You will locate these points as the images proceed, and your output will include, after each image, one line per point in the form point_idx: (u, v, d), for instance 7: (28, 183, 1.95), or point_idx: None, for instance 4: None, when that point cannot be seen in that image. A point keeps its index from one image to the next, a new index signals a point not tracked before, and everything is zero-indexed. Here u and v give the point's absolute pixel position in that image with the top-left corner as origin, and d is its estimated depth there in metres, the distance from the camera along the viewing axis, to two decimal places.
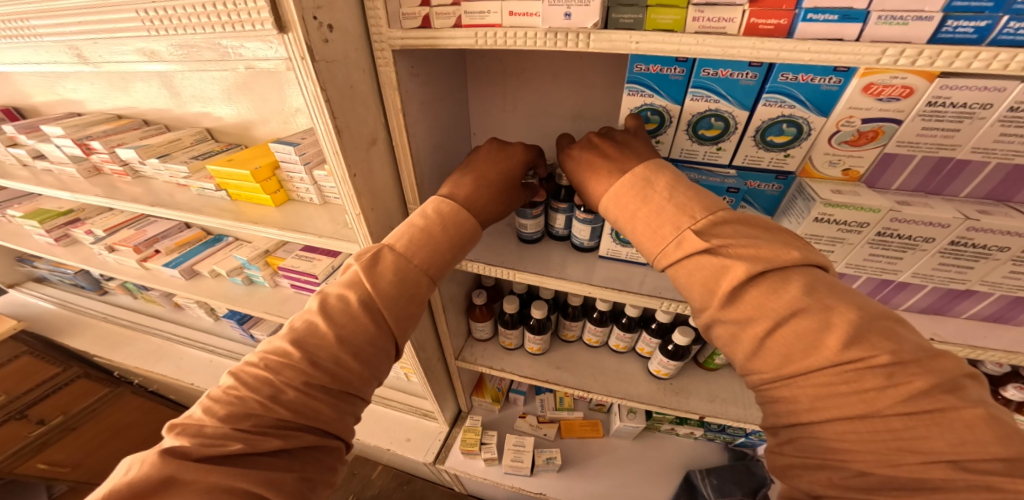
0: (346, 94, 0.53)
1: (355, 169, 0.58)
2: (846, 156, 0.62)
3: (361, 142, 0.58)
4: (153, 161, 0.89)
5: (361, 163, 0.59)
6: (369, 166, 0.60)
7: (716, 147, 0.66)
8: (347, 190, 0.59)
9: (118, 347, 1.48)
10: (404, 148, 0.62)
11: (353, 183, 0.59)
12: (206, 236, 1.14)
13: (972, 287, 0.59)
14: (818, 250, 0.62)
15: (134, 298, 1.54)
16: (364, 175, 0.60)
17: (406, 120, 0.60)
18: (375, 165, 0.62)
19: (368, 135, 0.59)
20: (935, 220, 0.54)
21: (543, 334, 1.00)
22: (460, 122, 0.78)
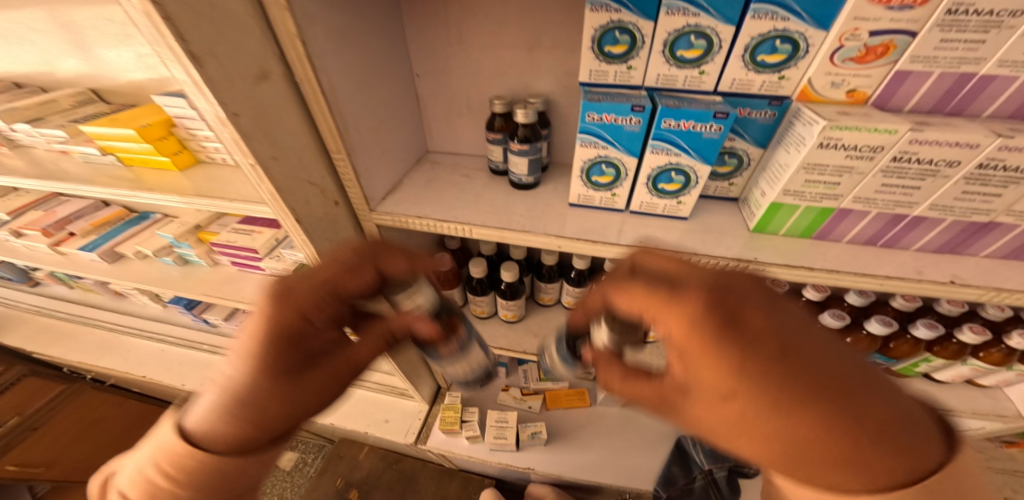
0: (206, 13, 0.37)
1: (239, 109, 0.42)
2: (851, 75, 0.50)
3: (245, 75, 0.41)
4: (22, 127, 0.76)
5: (248, 102, 0.42)
6: (263, 107, 0.44)
7: (698, 70, 0.55)
8: (234, 140, 0.43)
9: (60, 340, 1.48)
10: (313, 83, 0.47)
11: (241, 132, 0.42)
12: (128, 214, 1.05)
13: (997, 218, 0.50)
14: (821, 184, 0.52)
15: (70, 289, 1.47)
16: (258, 121, 0.44)
17: (309, 46, 0.45)
18: (274, 107, 0.46)
19: (254, 65, 0.42)
20: (961, 139, 0.44)
21: (517, 299, 0.92)
22: (393, 58, 0.65)
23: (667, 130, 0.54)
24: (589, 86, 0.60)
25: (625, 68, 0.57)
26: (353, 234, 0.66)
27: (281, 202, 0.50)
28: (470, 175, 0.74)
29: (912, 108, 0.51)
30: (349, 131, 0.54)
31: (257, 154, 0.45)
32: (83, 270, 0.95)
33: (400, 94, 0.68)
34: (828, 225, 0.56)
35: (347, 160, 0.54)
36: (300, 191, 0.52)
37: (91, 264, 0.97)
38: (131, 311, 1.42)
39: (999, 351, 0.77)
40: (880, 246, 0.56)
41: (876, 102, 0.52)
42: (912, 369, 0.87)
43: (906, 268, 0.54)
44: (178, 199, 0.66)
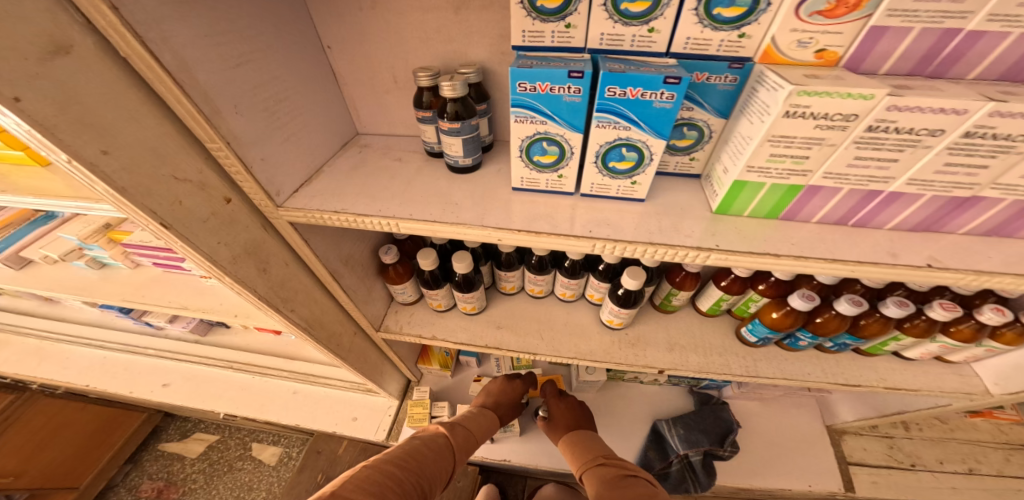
0: None
1: (20, 90, 0.33)
2: (820, 32, 0.43)
3: (26, 48, 0.32)
4: None
5: (38, 82, 0.33)
6: (68, 89, 0.35)
7: (648, 28, 0.46)
8: (28, 131, 0.34)
9: None
10: (143, 57, 0.38)
11: (36, 122, 0.34)
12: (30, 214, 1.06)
13: (980, 192, 0.44)
14: (787, 159, 0.44)
15: None
16: (63, 105, 0.35)
17: (122, 10, 0.35)
18: (89, 87, 0.37)
19: (39, 32, 0.33)
20: (946, 104, 0.37)
21: (474, 291, 0.85)
22: (285, 24, 0.54)
23: (612, 100, 0.46)
24: (524, 50, 0.51)
25: (563, 27, 0.48)
26: (262, 232, 0.58)
27: (129, 205, 0.42)
28: (403, 158, 0.66)
29: (888, 72, 0.44)
30: (222, 115, 0.45)
31: (73, 150, 0.36)
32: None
33: (303, 66, 0.58)
34: (795, 204, 0.50)
35: (226, 150, 0.46)
36: (160, 190, 0.44)
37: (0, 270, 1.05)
38: (66, 317, 1.41)
39: (969, 327, 0.75)
40: (852, 226, 0.51)
41: (848, 65, 0.45)
42: (881, 347, 0.85)
43: (879, 250, 0.48)
44: (34, 199, 0.59)
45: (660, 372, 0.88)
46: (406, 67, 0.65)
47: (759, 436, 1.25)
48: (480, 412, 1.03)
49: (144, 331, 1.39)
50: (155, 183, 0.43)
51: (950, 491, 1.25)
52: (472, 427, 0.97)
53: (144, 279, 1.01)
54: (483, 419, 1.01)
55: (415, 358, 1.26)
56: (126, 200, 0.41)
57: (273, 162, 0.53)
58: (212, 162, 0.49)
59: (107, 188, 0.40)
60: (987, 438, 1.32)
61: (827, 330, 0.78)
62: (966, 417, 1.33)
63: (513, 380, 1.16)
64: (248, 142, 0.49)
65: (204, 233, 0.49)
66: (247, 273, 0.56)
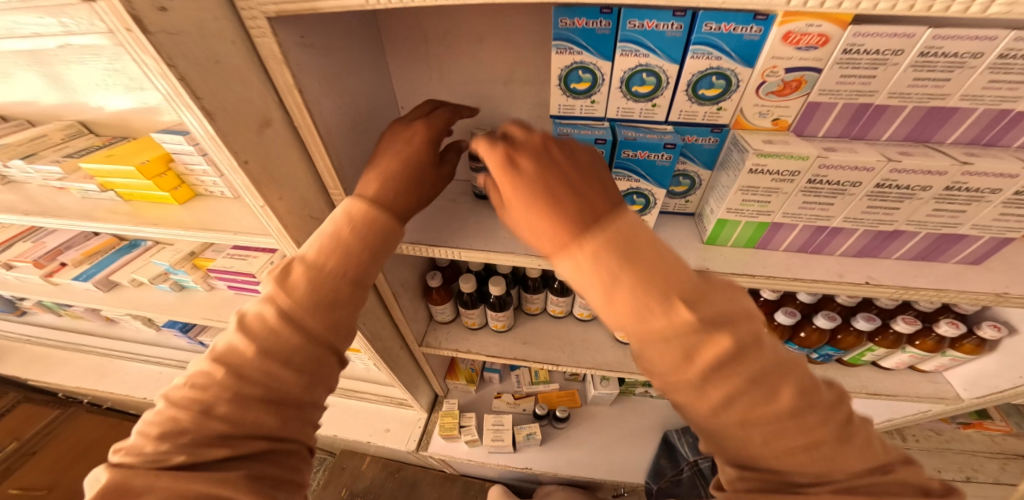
0: (210, 71, 0.43)
1: (248, 156, 0.49)
2: (774, 106, 0.60)
3: (250, 124, 0.49)
4: (17, 162, 0.83)
5: (255, 151, 0.50)
6: (267, 154, 0.52)
7: (651, 103, 0.64)
8: (246, 184, 0.51)
9: (53, 368, 1.61)
10: (310, 127, 0.54)
11: (251, 176, 0.50)
12: (116, 243, 1.23)
13: (899, 227, 0.60)
14: (754, 203, 0.61)
15: (59, 317, 1.60)
16: (263, 162, 0.52)
17: (304, 94, 0.52)
18: (277, 152, 0.53)
19: (257, 113, 0.49)
20: (859, 163, 0.54)
21: (505, 310, 1.00)
22: (378, 99, 0.72)
23: (626, 159, 0.63)
24: (559, 118, 0.68)
25: (589, 102, 0.66)
26: None
27: (288, 235, 0.59)
28: (456, 200, 0.83)
29: (825, 133, 0.63)
30: (344, 169, 0.62)
31: (265, 196, 0.53)
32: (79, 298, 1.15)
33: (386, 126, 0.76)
34: (765, 236, 0.65)
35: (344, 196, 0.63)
36: (303, 224, 0.61)
37: (88, 292, 1.16)
38: (125, 337, 1.55)
39: (932, 338, 0.88)
40: (809, 253, 0.66)
41: (796, 129, 0.63)
42: (860, 358, 0.97)
43: (829, 272, 0.63)
44: (178, 231, 0.74)
45: None
46: (461, 127, 0.83)
47: None
48: None
49: (194, 348, 1.53)
50: (301, 219, 0.60)
51: None
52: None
53: (217, 300, 1.15)
54: None
55: (444, 373, 1.38)
56: (286, 233, 0.59)
57: None
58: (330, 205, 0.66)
59: (277, 224, 0.57)
60: (980, 448, 1.40)
61: (810, 342, 0.91)
62: (959, 428, 1.42)
63: None
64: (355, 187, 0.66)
65: None
66: None
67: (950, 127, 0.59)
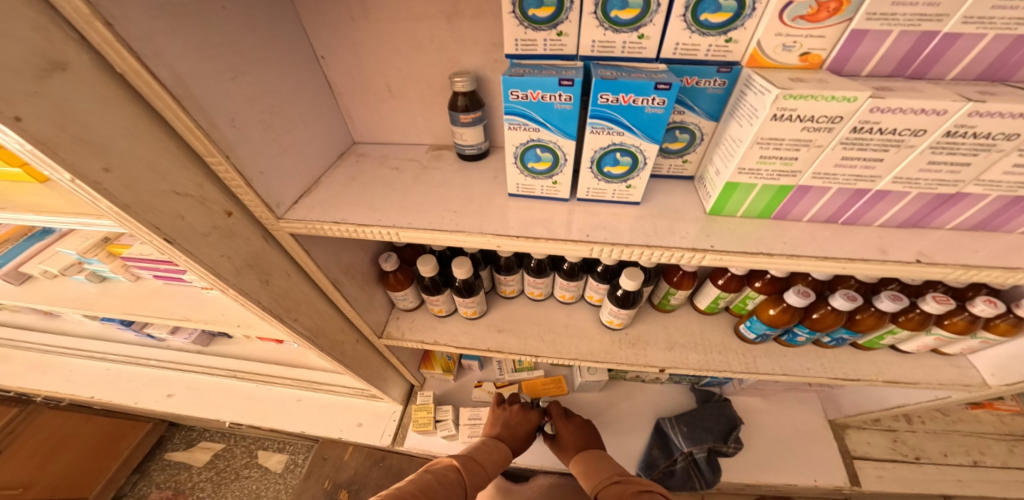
0: None
1: (19, 109, 0.34)
2: (803, 36, 0.44)
3: (18, 66, 0.33)
4: None
5: (37, 102, 0.35)
6: (65, 109, 0.37)
7: (637, 34, 0.47)
8: (30, 150, 0.36)
9: None
10: (139, 72, 0.39)
11: (36, 139, 0.35)
12: (29, 230, 1.06)
13: (965, 189, 0.45)
14: (776, 161, 0.46)
15: None
16: (62, 123, 0.37)
17: (115, 27, 0.36)
18: (86, 105, 0.38)
19: (34, 51, 0.34)
20: (928, 105, 0.39)
21: (474, 296, 0.87)
22: (278, 42, 0.56)
23: (606, 106, 0.47)
24: (518, 58, 0.52)
25: (556, 35, 0.49)
26: (264, 244, 0.60)
27: (134, 220, 0.44)
28: (400, 167, 0.68)
29: (870, 74, 0.46)
30: (220, 129, 0.47)
31: (76, 169, 0.38)
32: None
33: (297, 77, 0.60)
34: (786, 204, 0.51)
35: (225, 164, 0.48)
36: (162, 205, 0.46)
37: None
38: (69, 331, 1.42)
39: (964, 318, 0.75)
40: (842, 223, 0.52)
41: (831, 67, 0.46)
42: (878, 341, 0.85)
43: (869, 247, 0.49)
44: (29, 215, 0.61)
45: (662, 371, 0.89)
46: (402, 79, 0.67)
47: (763, 432, 1.26)
48: (492, 444, 1.02)
49: (143, 342, 1.39)
50: (157, 199, 0.45)
51: (956, 484, 1.24)
52: (480, 458, 0.96)
53: (144, 291, 1.01)
54: (496, 452, 1.00)
55: (418, 363, 1.26)
56: (130, 216, 0.43)
57: (271, 174, 0.55)
58: (212, 177, 0.51)
59: (110, 205, 0.42)
60: (988, 430, 1.32)
61: (823, 325, 0.79)
62: (967, 408, 1.34)
63: (529, 411, 1.14)
64: (246, 156, 0.50)
65: (205, 247, 0.51)
66: (250, 285, 0.58)
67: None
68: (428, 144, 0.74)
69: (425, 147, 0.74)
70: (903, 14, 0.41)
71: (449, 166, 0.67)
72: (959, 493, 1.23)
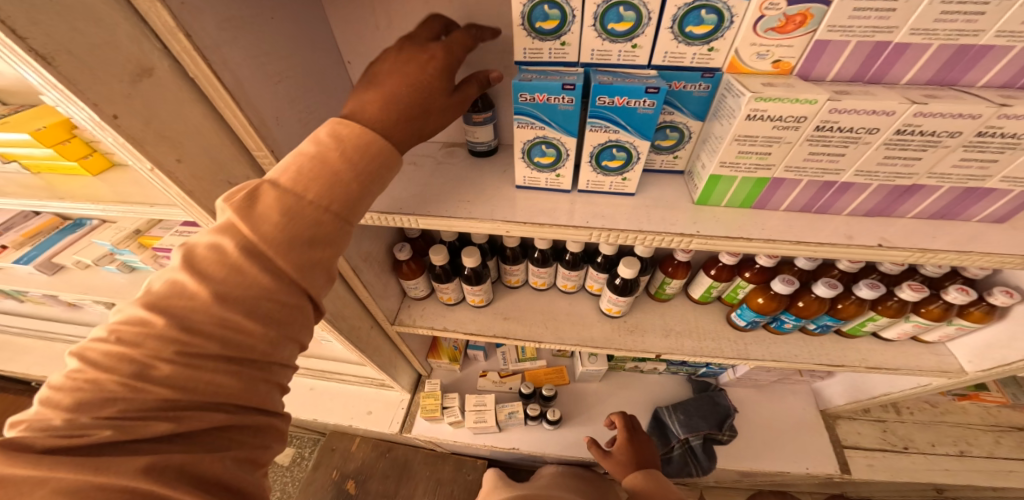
0: (44, 5, 0.35)
1: (117, 109, 0.42)
2: (775, 45, 0.50)
3: (117, 72, 0.41)
4: None
5: (130, 103, 0.42)
6: (150, 109, 0.44)
7: (631, 44, 0.54)
8: (121, 142, 0.43)
9: (19, 358, 1.56)
10: (209, 77, 0.46)
11: (127, 133, 0.43)
12: (60, 222, 1.15)
13: (920, 181, 0.51)
14: (752, 156, 0.52)
15: (21, 303, 1.53)
16: (146, 120, 0.44)
17: (194, 38, 0.43)
18: (166, 105, 0.45)
19: (128, 59, 0.41)
20: (877, 107, 0.45)
21: (482, 284, 0.93)
22: (313, 50, 0.63)
23: (603, 107, 0.53)
24: (526, 65, 0.58)
25: (559, 44, 0.55)
26: None
27: (195, 204, 0.52)
28: (417, 162, 0.74)
29: (834, 78, 0.52)
30: (267, 127, 0.54)
31: (155, 159, 0.46)
32: (23, 283, 1.09)
33: (326, 81, 0.67)
34: (765, 194, 0.57)
35: (270, 157, 0.55)
36: (218, 192, 0.54)
37: (32, 276, 1.10)
38: (91, 322, 1.48)
39: (939, 305, 0.81)
40: (815, 212, 0.58)
41: (800, 73, 0.52)
42: (860, 329, 0.91)
43: (837, 233, 0.55)
44: (87, 205, 0.68)
45: (658, 356, 0.95)
46: None
47: (757, 422, 1.31)
48: None
49: None
50: (214, 187, 0.53)
51: (943, 472, 1.29)
52: None
53: None
54: None
55: (426, 352, 1.32)
56: (192, 201, 0.51)
57: None
58: (257, 168, 0.58)
59: (178, 191, 0.49)
60: (975, 421, 1.37)
61: (808, 312, 0.85)
62: (955, 400, 1.39)
63: None
64: (286, 151, 0.58)
65: None
66: None
67: (984, 66, 0.47)
68: (441, 142, 0.80)
69: (439, 145, 0.80)
70: (860, 25, 0.47)
71: (462, 162, 0.73)
72: (945, 481, 1.28)
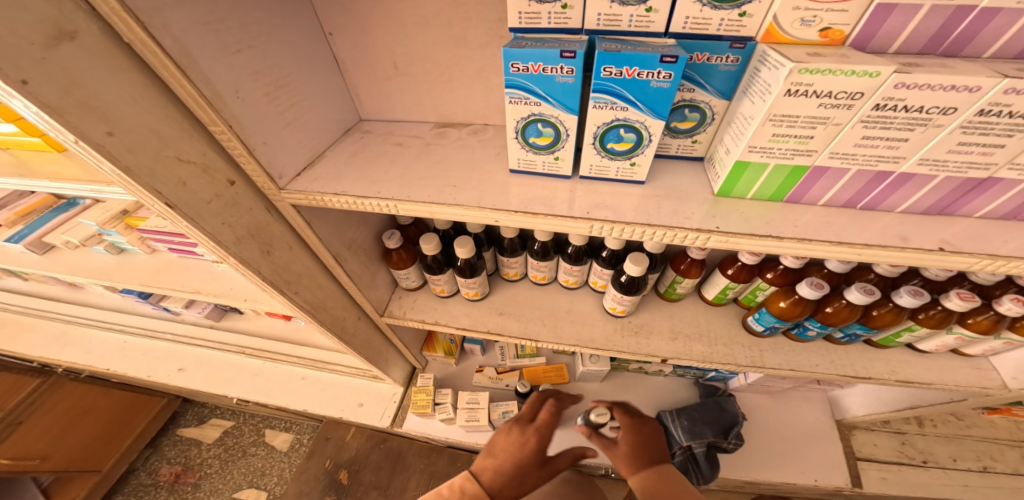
0: None
1: (27, 74, 0.34)
2: (824, 10, 0.41)
3: (26, 29, 0.34)
4: None
5: (45, 68, 0.35)
6: (72, 75, 0.37)
7: (645, 7, 0.45)
8: (36, 112, 0.36)
9: (18, 338, 1.55)
10: (146, 43, 0.39)
11: (43, 104, 0.36)
12: (54, 202, 1.10)
13: (997, 173, 0.42)
14: (790, 139, 0.44)
15: (24, 282, 1.50)
16: (67, 89, 0.37)
17: None
18: (92, 71, 0.38)
19: (43, 18, 0.35)
20: (958, 81, 0.36)
21: (477, 277, 0.86)
22: (286, 14, 0.55)
23: (608, 80, 0.45)
24: (521, 32, 0.50)
25: (559, 8, 0.47)
26: (267, 215, 0.60)
27: (136, 185, 0.44)
28: (404, 143, 0.67)
29: (898, 51, 0.43)
30: (225, 100, 0.47)
31: (81, 133, 0.39)
32: (14, 262, 1.05)
33: (303, 50, 0.59)
34: (800, 187, 0.49)
35: (228, 133, 0.48)
36: (164, 171, 0.46)
37: (22, 256, 1.06)
38: (91, 302, 1.45)
39: (988, 318, 0.71)
40: (860, 209, 0.50)
41: (854, 44, 0.43)
42: (893, 339, 0.82)
43: (888, 233, 0.47)
44: (50, 183, 0.63)
45: (664, 361, 0.87)
46: (408, 53, 0.65)
47: (767, 430, 1.24)
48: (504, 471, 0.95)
49: (162, 316, 1.42)
50: (162, 164, 0.45)
51: (962, 489, 1.21)
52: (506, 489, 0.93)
53: (160, 264, 1.03)
54: None
55: (420, 345, 1.27)
56: (132, 180, 0.43)
57: (274, 146, 0.55)
58: (216, 145, 0.51)
59: (114, 169, 0.42)
60: (1003, 436, 1.28)
61: (836, 319, 0.76)
62: (983, 414, 1.29)
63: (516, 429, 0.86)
64: (250, 128, 0.50)
65: (208, 215, 0.51)
66: (252, 255, 0.58)
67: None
68: (434, 122, 0.73)
69: (430, 125, 0.73)
70: None
71: (452, 144, 0.66)
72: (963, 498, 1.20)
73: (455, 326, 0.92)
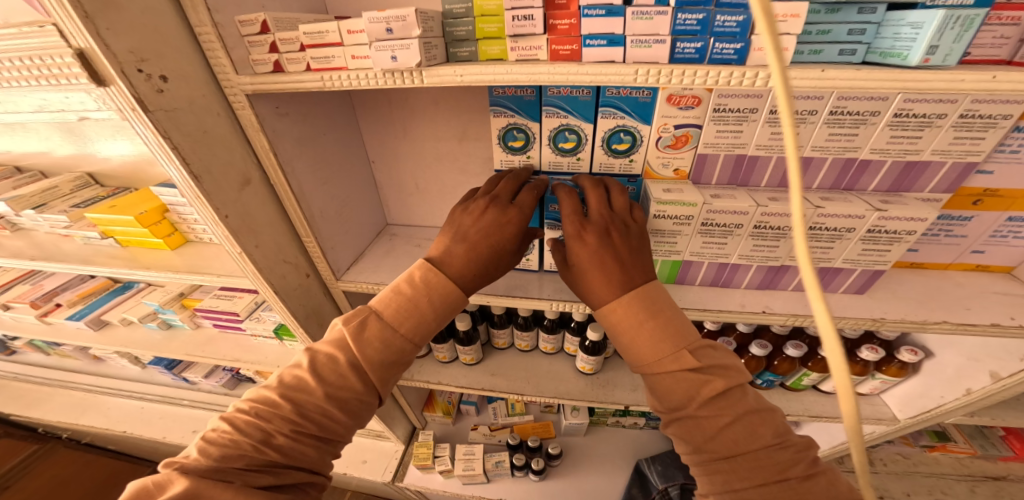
0: (198, 138, 0.57)
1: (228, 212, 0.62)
2: (672, 158, 0.71)
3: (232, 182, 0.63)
4: (28, 211, 1.06)
5: (235, 207, 0.63)
6: (245, 210, 0.65)
7: (575, 157, 0.75)
8: (226, 235, 0.63)
9: (37, 405, 1.68)
10: (284, 185, 0.69)
11: (231, 227, 0.63)
12: (109, 285, 1.34)
13: (786, 262, 0.70)
14: (664, 244, 0.71)
15: (47, 356, 1.67)
16: (242, 218, 0.65)
17: (278, 155, 0.66)
18: (253, 205, 0.67)
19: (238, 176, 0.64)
20: (738, 210, 0.64)
21: (473, 345, 1.09)
22: (349, 158, 0.87)
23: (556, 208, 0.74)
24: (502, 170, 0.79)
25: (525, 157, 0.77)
26: (322, 297, 0.85)
27: (262, 279, 0.70)
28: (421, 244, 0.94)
29: (717, 180, 0.73)
30: (314, 217, 0.75)
31: (243, 245, 0.65)
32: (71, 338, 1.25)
33: (356, 178, 0.90)
34: (680, 273, 0.76)
35: (315, 243, 0.76)
36: (278, 268, 0.72)
37: (79, 331, 1.26)
38: (113, 374, 1.60)
39: (858, 362, 0.95)
40: (721, 286, 0.76)
41: (694, 178, 0.73)
42: (801, 382, 1.04)
43: (735, 303, 0.73)
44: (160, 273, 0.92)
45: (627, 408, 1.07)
46: (425, 179, 0.96)
47: None
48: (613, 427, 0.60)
49: (179, 385, 1.57)
50: (275, 261, 0.72)
51: None
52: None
53: (203, 338, 1.24)
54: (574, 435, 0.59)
55: (422, 406, 1.43)
56: (261, 276, 0.69)
57: (337, 248, 0.82)
58: (302, 248, 0.78)
59: (253, 268, 0.68)
60: (948, 471, 1.42)
61: (750, 369, 0.99)
62: (926, 451, 1.45)
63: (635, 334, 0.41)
64: (324, 232, 0.78)
65: (293, 296, 0.76)
66: (311, 327, 0.82)
67: (813, 172, 0.65)
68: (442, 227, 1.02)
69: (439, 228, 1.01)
70: (723, 143, 0.68)
71: None
72: None
73: (454, 383, 1.12)
